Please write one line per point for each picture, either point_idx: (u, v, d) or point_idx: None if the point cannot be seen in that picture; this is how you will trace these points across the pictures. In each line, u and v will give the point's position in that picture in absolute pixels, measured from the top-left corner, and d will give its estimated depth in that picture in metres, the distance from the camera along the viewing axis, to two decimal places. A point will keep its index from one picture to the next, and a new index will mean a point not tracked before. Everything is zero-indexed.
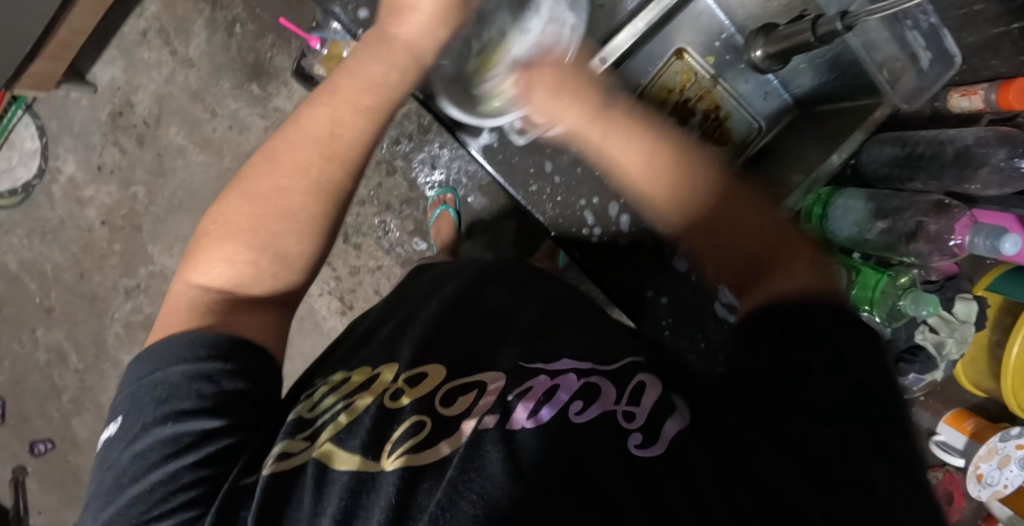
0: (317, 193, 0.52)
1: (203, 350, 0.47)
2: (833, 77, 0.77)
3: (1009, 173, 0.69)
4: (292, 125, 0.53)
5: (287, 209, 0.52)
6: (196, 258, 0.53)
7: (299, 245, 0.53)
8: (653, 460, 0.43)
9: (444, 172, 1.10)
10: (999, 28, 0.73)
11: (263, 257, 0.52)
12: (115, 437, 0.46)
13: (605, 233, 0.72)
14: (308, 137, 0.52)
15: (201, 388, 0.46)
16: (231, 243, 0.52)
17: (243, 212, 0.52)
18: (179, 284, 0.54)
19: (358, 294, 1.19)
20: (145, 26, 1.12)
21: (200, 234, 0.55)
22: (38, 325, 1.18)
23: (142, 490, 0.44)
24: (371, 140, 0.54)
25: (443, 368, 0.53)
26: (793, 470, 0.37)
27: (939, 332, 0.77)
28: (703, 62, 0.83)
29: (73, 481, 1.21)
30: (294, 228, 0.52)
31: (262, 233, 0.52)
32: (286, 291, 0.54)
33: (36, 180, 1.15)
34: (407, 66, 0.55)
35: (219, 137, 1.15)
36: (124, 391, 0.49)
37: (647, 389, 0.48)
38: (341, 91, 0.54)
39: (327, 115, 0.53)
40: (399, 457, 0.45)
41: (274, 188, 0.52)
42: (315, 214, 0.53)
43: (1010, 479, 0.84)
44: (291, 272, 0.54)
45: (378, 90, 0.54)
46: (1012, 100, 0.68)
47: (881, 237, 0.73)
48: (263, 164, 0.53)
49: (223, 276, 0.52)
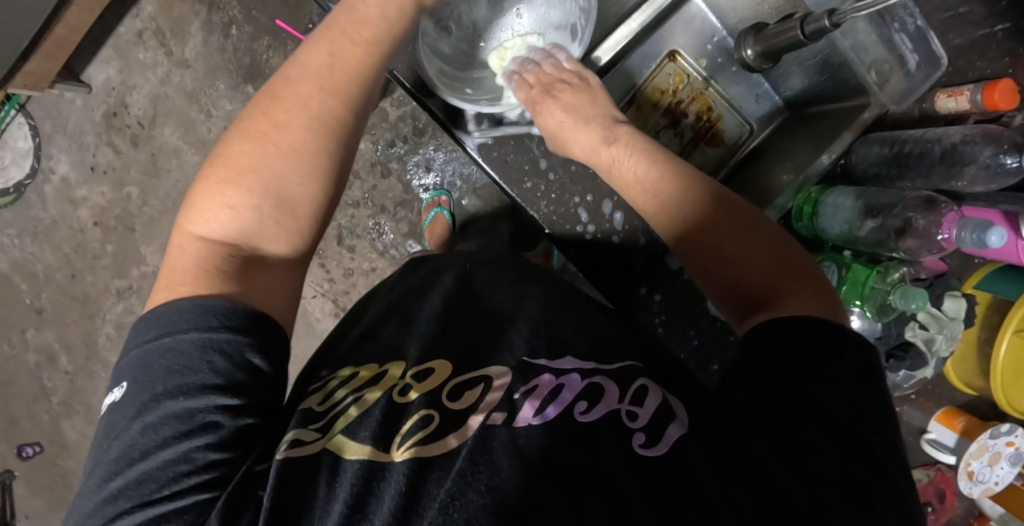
0: (317, 128, 0.54)
1: (216, 319, 0.47)
2: (823, 79, 0.78)
3: (995, 169, 0.70)
4: (294, 63, 0.56)
5: (288, 144, 0.53)
6: (196, 208, 0.53)
7: (300, 185, 0.53)
8: (655, 460, 0.42)
9: (438, 177, 1.15)
10: (984, 30, 0.75)
11: (265, 200, 0.52)
12: (122, 403, 0.46)
13: (598, 231, 0.73)
14: (309, 72, 0.55)
15: (214, 360, 0.46)
16: (235, 188, 0.52)
17: (244, 152, 0.53)
18: (178, 237, 0.53)
19: (351, 296, 1.19)
20: (140, 26, 1.12)
21: (197, 184, 0.54)
22: (28, 326, 1.17)
23: (153, 467, 0.43)
24: (371, 72, 0.57)
25: (450, 362, 0.53)
26: (785, 463, 0.42)
27: (928, 328, 0.78)
28: (695, 65, 0.84)
29: (62, 485, 1.20)
30: (295, 164, 0.53)
31: (263, 172, 0.52)
32: (294, 241, 0.55)
33: (28, 179, 1.14)
34: (403, 3, 0.58)
35: (214, 137, 1.15)
36: (128, 358, 0.48)
37: (650, 393, 0.47)
38: (338, 26, 0.57)
39: (326, 50, 0.55)
40: (408, 449, 0.45)
41: (273, 124, 0.53)
42: (316, 153, 0.54)
43: (1001, 476, 0.85)
44: (294, 217, 0.54)
45: (375, 21, 0.57)
46: (998, 100, 0.69)
47: (872, 234, 0.74)
48: (261, 104, 0.54)
49: (228, 224, 0.52)
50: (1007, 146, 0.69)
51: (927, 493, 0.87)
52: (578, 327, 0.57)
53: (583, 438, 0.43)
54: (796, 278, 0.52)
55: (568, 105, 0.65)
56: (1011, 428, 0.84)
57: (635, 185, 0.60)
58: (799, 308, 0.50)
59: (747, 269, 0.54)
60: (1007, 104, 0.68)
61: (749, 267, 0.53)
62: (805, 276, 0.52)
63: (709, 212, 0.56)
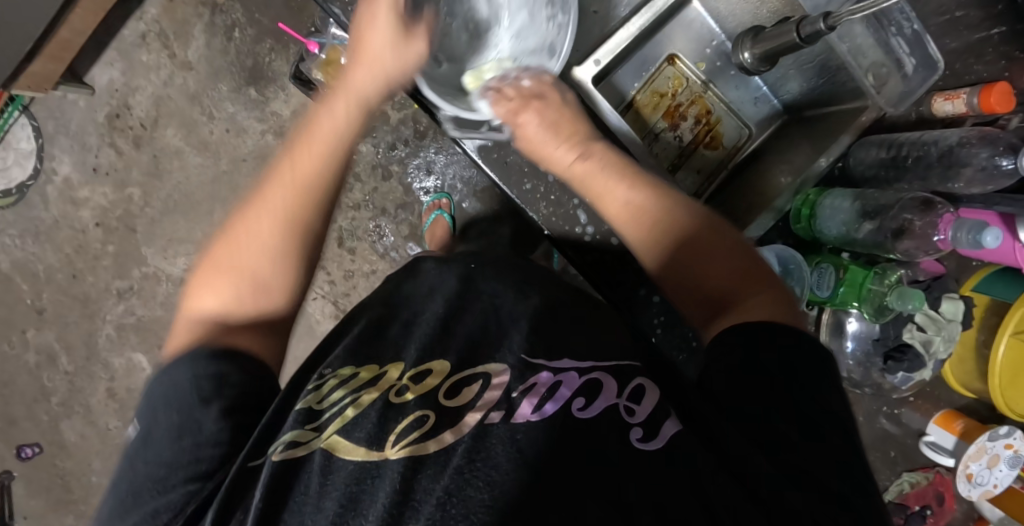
0: (284, 230, 0.57)
1: (199, 356, 0.52)
2: (821, 82, 0.78)
3: (992, 171, 0.71)
4: (270, 169, 0.60)
5: (256, 240, 0.57)
6: (192, 293, 0.58)
7: (271, 274, 0.57)
8: (650, 453, 0.43)
9: (439, 180, 1.16)
10: (980, 33, 0.75)
11: (240, 287, 0.57)
12: (134, 432, 0.51)
13: (598, 233, 0.73)
14: (277, 177, 0.58)
15: (197, 390, 0.50)
16: (218, 277, 0.57)
17: (224, 250, 0.58)
18: (182, 313, 0.59)
19: (351, 298, 1.19)
20: (144, 29, 1.13)
21: (198, 270, 0.60)
22: (28, 326, 1.18)
23: (150, 476, 0.48)
24: (329, 175, 0.58)
25: (449, 363, 0.54)
26: (770, 461, 0.42)
27: (926, 330, 0.78)
28: (694, 69, 0.85)
29: (60, 487, 1.20)
30: (263, 259, 0.57)
31: (236, 264, 0.57)
32: (271, 317, 0.58)
33: (31, 180, 1.15)
34: (357, 107, 0.61)
35: (216, 140, 1.15)
36: (148, 391, 0.53)
37: (647, 391, 0.48)
38: (305, 137, 0.60)
39: (290, 160, 0.59)
40: (403, 447, 0.45)
41: (246, 226, 0.57)
42: (284, 249, 0.57)
43: (1000, 478, 0.86)
44: (269, 298, 0.58)
45: (330, 134, 0.59)
46: (995, 103, 0.69)
47: (870, 236, 0.74)
48: (241, 208, 0.59)
49: (213, 305, 0.57)
50: (1003, 149, 0.70)
51: (925, 495, 0.87)
52: (573, 328, 0.58)
53: (582, 435, 0.44)
54: (759, 285, 0.56)
55: (556, 122, 0.66)
56: (1010, 432, 0.85)
57: (619, 208, 0.62)
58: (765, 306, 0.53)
59: (713, 280, 0.57)
60: (1004, 107, 0.69)
61: (714, 277, 0.57)
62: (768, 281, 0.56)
63: (684, 233, 0.59)
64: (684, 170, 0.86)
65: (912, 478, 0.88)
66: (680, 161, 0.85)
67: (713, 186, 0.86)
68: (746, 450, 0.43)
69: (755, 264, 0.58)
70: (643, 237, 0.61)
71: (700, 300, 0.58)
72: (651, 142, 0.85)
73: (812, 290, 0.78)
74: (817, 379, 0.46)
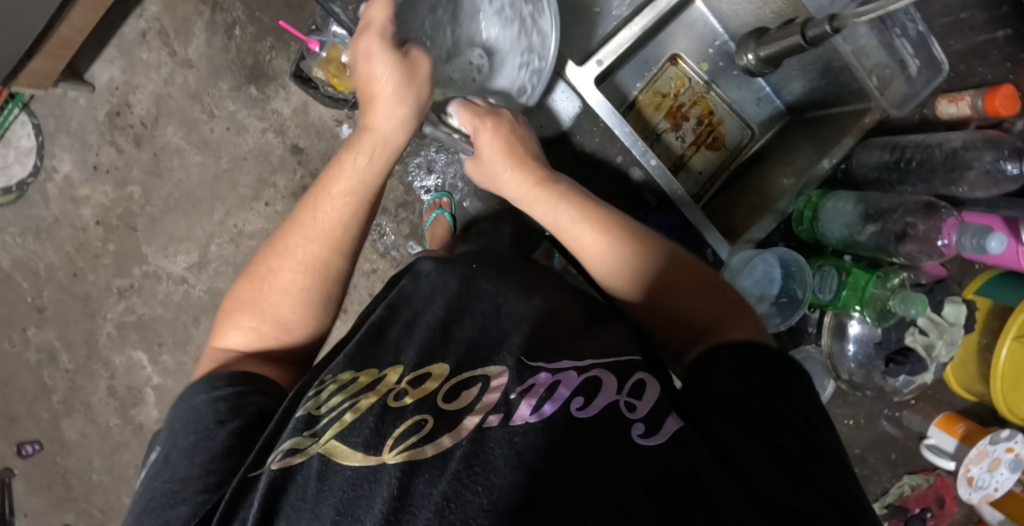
0: (305, 271, 0.60)
1: (219, 380, 0.54)
2: (825, 83, 0.78)
3: (995, 175, 0.70)
4: (292, 220, 0.62)
5: (281, 285, 0.60)
6: (218, 329, 0.61)
7: (296, 314, 0.60)
8: (653, 448, 0.43)
9: (439, 179, 1.15)
10: (985, 35, 0.76)
11: (266, 324, 0.60)
12: (153, 463, 0.51)
13: None
14: (301, 226, 0.61)
15: (217, 407, 0.52)
16: (241, 314, 0.60)
17: (247, 288, 0.61)
18: (209, 348, 0.61)
19: (352, 297, 1.19)
20: (144, 26, 1.13)
21: (223, 307, 0.62)
22: (29, 324, 1.18)
23: (172, 489, 0.48)
24: (352, 220, 0.62)
25: (448, 366, 0.53)
26: (767, 460, 0.43)
27: (928, 333, 0.78)
28: (696, 69, 0.85)
29: (61, 484, 1.20)
30: (289, 300, 0.60)
31: (263, 304, 0.60)
32: (292, 352, 0.61)
33: (31, 178, 1.15)
34: (379, 156, 0.63)
35: (216, 138, 1.15)
36: (165, 419, 0.55)
37: (647, 386, 0.48)
38: (326, 185, 0.63)
39: (312, 209, 0.62)
40: (401, 452, 0.44)
41: (268, 268, 0.61)
42: (305, 288, 0.60)
43: (1000, 482, 0.85)
44: (293, 334, 0.60)
45: (354, 180, 0.62)
46: (999, 105, 0.69)
47: (872, 239, 0.74)
48: (264, 251, 0.62)
49: (238, 340, 0.59)
50: (1008, 152, 0.70)
51: (926, 498, 0.88)
52: (574, 329, 0.58)
53: (583, 434, 0.44)
54: (735, 317, 0.56)
55: (504, 158, 0.70)
56: (1012, 435, 0.84)
57: (581, 241, 0.65)
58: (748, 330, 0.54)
59: (688, 304, 0.58)
60: (1009, 109, 0.68)
61: (688, 305, 0.58)
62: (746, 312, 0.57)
63: (655, 267, 0.61)
64: (686, 171, 0.85)
65: (913, 481, 0.89)
66: (682, 162, 0.85)
67: (715, 187, 0.86)
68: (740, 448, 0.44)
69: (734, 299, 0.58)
70: (615, 269, 0.62)
71: (678, 327, 0.58)
72: (653, 143, 0.84)
73: (814, 293, 0.78)
74: (794, 385, 0.49)
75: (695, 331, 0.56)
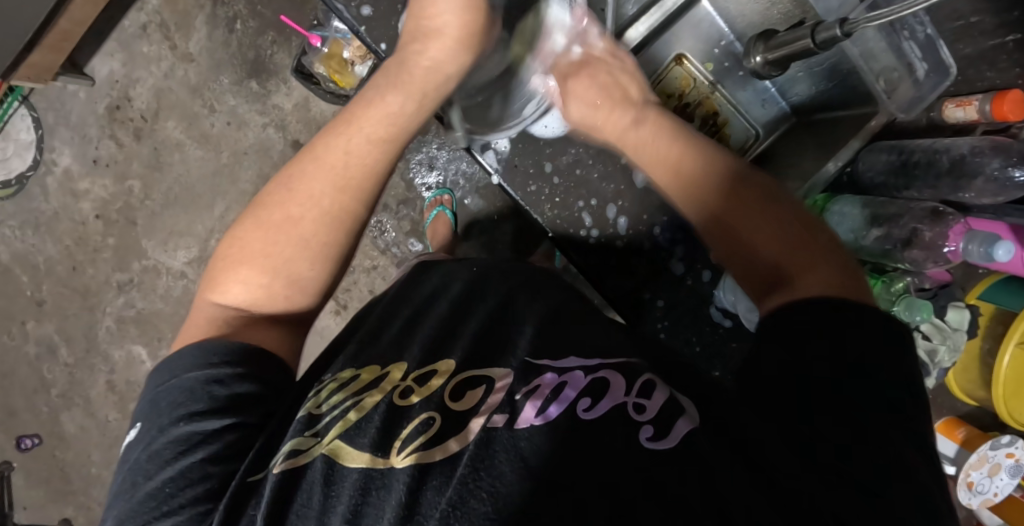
0: (327, 221, 0.56)
1: (217, 356, 0.50)
2: (832, 85, 0.77)
3: (1004, 182, 0.70)
4: (312, 155, 0.58)
5: (301, 235, 0.56)
6: (216, 279, 0.57)
7: (313, 271, 0.57)
8: (662, 453, 0.43)
9: (441, 176, 1.14)
10: (995, 40, 0.73)
11: (277, 281, 0.56)
12: (135, 440, 0.49)
13: (602, 235, 0.72)
14: (325, 167, 0.57)
15: (213, 390, 0.49)
16: (248, 267, 0.56)
17: (258, 237, 0.56)
18: (200, 304, 0.57)
19: (352, 293, 1.19)
20: (145, 19, 1.12)
21: (217, 258, 0.58)
22: (28, 318, 1.17)
23: (155, 486, 0.45)
24: (382, 167, 0.59)
25: (454, 362, 0.53)
26: (801, 463, 0.42)
27: (931, 339, 0.78)
28: (702, 69, 0.84)
29: (60, 478, 1.20)
30: (306, 254, 0.56)
31: (276, 259, 0.56)
32: (299, 314, 0.58)
33: (30, 171, 1.14)
34: (422, 96, 0.60)
35: (217, 133, 1.14)
36: (144, 398, 0.51)
37: (657, 387, 0.48)
38: (358, 123, 0.58)
39: (342, 147, 0.57)
40: (410, 455, 0.44)
41: (287, 216, 0.56)
42: (325, 242, 0.57)
43: (1000, 487, 0.85)
44: (303, 296, 0.57)
45: (393, 121, 0.59)
46: (1007, 111, 0.68)
47: (877, 244, 0.75)
48: (278, 194, 0.57)
49: (240, 297, 0.56)
50: (1017, 158, 0.68)
51: None
52: (582, 328, 0.57)
53: (590, 437, 0.44)
54: (804, 262, 0.52)
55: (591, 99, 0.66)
56: (1012, 441, 0.84)
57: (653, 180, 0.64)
58: (817, 281, 0.50)
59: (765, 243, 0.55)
60: (1017, 115, 0.68)
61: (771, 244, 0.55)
62: (817, 251, 0.53)
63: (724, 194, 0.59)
64: None
65: None
66: None
67: None
68: (779, 451, 0.43)
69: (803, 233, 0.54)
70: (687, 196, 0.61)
71: (756, 269, 0.55)
72: None
73: None
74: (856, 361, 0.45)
75: (770, 275, 0.54)
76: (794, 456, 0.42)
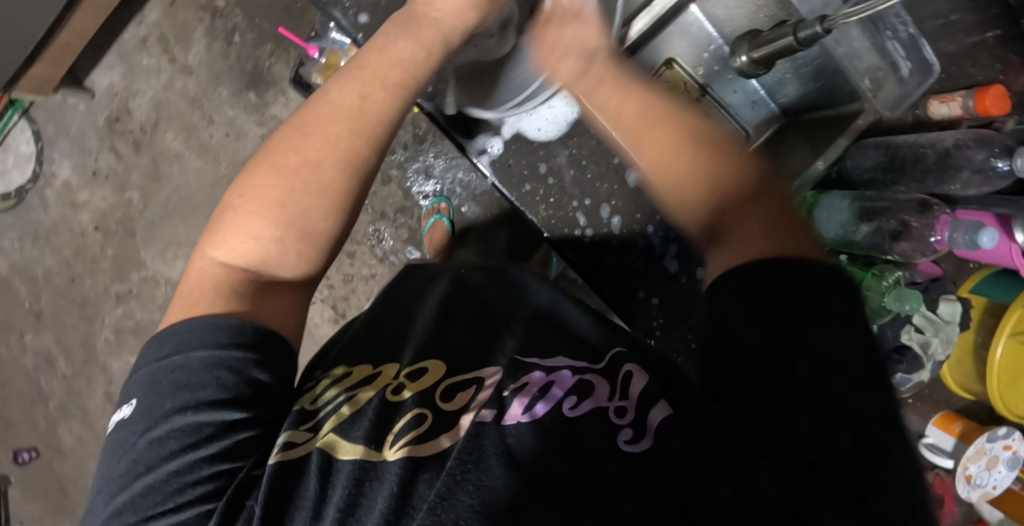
0: (344, 167, 0.55)
1: (227, 337, 0.49)
2: (818, 85, 0.79)
3: (989, 172, 0.74)
4: (326, 100, 0.57)
5: (317, 182, 0.54)
6: (221, 236, 0.55)
7: (325, 220, 0.55)
8: (637, 455, 0.42)
9: (438, 184, 1.12)
10: (975, 37, 0.78)
11: (290, 233, 0.54)
12: (131, 420, 0.47)
13: (597, 232, 0.74)
14: (341, 111, 0.56)
15: (223, 377, 0.47)
16: (260, 218, 0.54)
17: (272, 184, 0.54)
18: (201, 259, 0.55)
19: (351, 301, 1.20)
20: (144, 33, 1.14)
21: (224, 211, 0.56)
22: (27, 329, 1.18)
23: (158, 479, 0.44)
24: (398, 114, 0.58)
25: (443, 362, 0.54)
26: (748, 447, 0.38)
27: (924, 331, 0.79)
28: (692, 73, 0.86)
29: (56, 491, 1.19)
30: (322, 202, 0.54)
31: (291, 208, 0.54)
32: (307, 276, 0.57)
33: (30, 183, 1.16)
34: (433, 43, 0.60)
35: (215, 144, 1.15)
36: (140, 374, 0.49)
37: (635, 377, 0.49)
38: (370, 68, 0.58)
39: (356, 91, 0.57)
40: (402, 447, 0.45)
41: (305, 160, 0.55)
42: (341, 188, 0.55)
43: (999, 480, 0.86)
44: (315, 250, 0.55)
45: (405, 67, 0.59)
46: (990, 106, 0.70)
47: (867, 238, 0.75)
48: (294, 139, 0.56)
49: (249, 253, 0.54)
50: (999, 149, 0.73)
51: None
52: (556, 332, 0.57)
53: (573, 433, 0.44)
54: (742, 210, 0.49)
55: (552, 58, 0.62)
56: (1008, 433, 0.85)
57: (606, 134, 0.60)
58: (754, 243, 0.46)
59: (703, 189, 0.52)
60: (998, 109, 0.70)
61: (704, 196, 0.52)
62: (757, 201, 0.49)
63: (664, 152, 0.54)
64: None
65: None
66: None
67: None
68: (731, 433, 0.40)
69: (780, 208, 0.49)
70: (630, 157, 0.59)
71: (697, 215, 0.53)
72: None
73: None
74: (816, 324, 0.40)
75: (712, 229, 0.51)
76: (755, 449, 0.38)
